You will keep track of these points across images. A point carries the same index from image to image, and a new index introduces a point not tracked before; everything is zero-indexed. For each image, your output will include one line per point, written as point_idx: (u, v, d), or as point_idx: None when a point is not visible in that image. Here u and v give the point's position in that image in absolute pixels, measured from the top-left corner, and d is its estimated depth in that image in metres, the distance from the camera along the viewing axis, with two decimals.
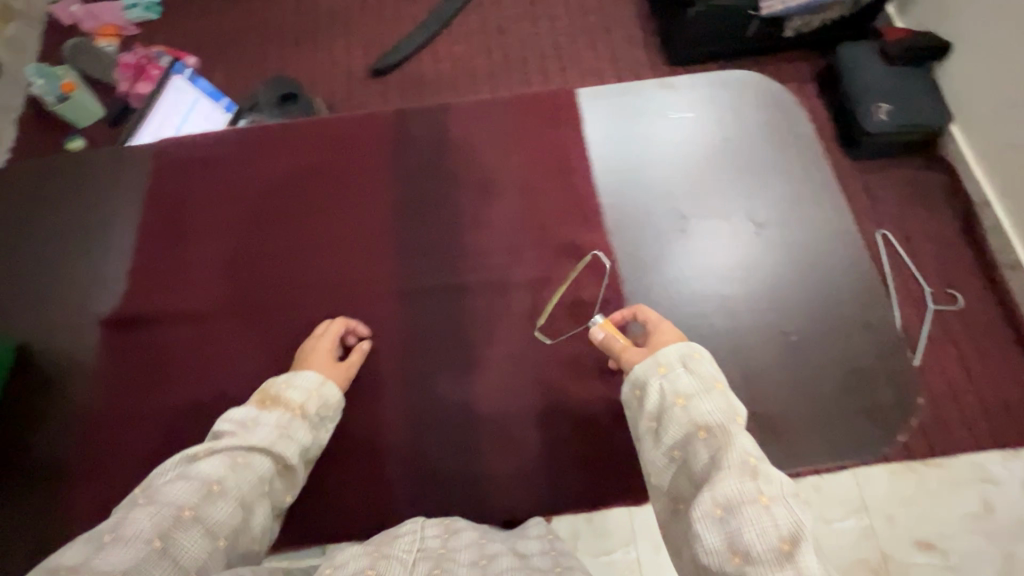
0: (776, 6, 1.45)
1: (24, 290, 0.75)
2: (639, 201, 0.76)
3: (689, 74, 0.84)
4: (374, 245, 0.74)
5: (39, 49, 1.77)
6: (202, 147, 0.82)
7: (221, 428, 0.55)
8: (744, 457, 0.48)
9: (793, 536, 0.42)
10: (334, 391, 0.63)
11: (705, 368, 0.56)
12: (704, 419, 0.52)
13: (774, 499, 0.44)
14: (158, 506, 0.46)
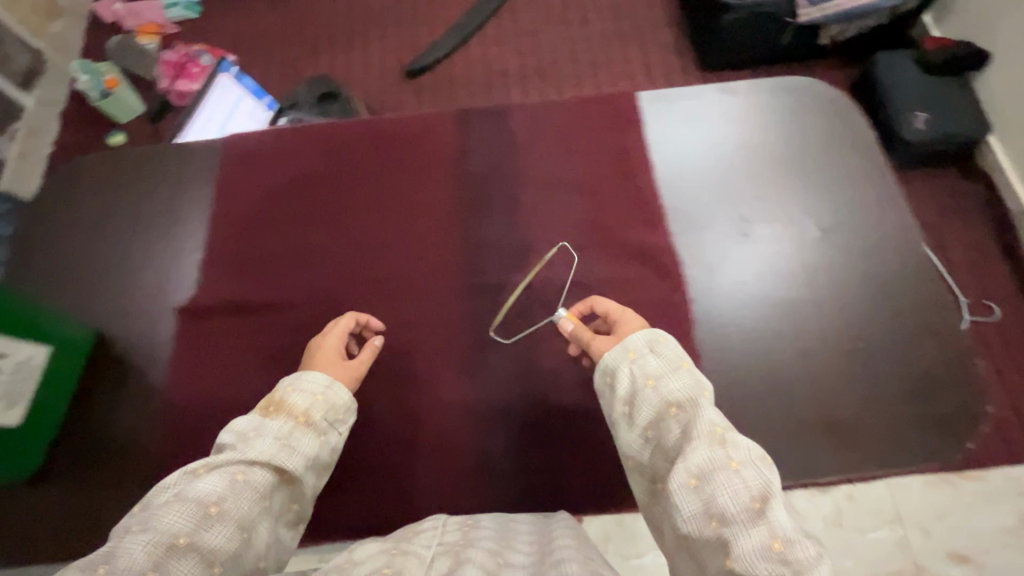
0: (814, 14, 1.45)
1: (100, 278, 0.76)
2: (704, 204, 0.77)
3: (749, 80, 0.85)
4: (440, 242, 0.77)
5: (82, 46, 1.80)
6: (268, 142, 0.84)
7: (224, 440, 0.54)
8: (712, 426, 0.50)
9: (762, 493, 0.45)
10: (341, 394, 0.60)
11: (668, 348, 0.57)
12: (674, 396, 0.53)
13: (743, 463, 0.47)
14: (149, 534, 0.45)
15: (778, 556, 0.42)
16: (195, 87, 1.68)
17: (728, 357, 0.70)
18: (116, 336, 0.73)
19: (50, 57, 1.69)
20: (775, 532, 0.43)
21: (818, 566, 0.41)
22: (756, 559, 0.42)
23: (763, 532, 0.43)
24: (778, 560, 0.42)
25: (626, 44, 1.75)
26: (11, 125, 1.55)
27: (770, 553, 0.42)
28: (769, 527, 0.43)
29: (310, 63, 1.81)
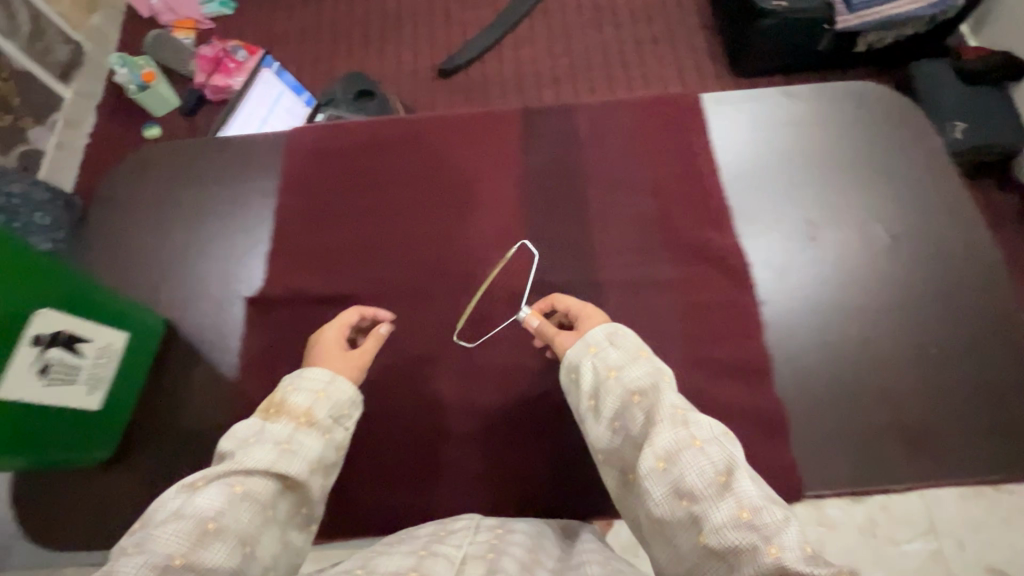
0: (851, 21, 1.40)
1: (167, 267, 0.77)
2: (770, 207, 0.77)
3: (810, 85, 0.85)
4: (505, 239, 0.77)
5: (118, 39, 1.81)
6: (332, 135, 0.84)
7: (225, 447, 0.51)
8: (673, 408, 0.49)
9: (727, 467, 0.45)
10: (343, 388, 0.58)
11: (627, 340, 0.57)
12: (636, 384, 0.53)
13: (706, 438, 0.47)
14: (145, 555, 0.42)
15: (746, 524, 0.42)
16: (232, 82, 1.68)
17: (798, 361, 0.69)
18: (183, 324, 0.73)
19: (89, 52, 1.73)
20: (742, 502, 0.43)
21: (785, 527, 0.41)
22: (728, 531, 0.42)
23: (731, 504, 0.43)
24: (748, 528, 0.42)
25: (660, 48, 1.75)
26: (51, 116, 1.61)
27: (738, 523, 0.42)
28: (737, 498, 0.43)
29: (343, 60, 1.81)
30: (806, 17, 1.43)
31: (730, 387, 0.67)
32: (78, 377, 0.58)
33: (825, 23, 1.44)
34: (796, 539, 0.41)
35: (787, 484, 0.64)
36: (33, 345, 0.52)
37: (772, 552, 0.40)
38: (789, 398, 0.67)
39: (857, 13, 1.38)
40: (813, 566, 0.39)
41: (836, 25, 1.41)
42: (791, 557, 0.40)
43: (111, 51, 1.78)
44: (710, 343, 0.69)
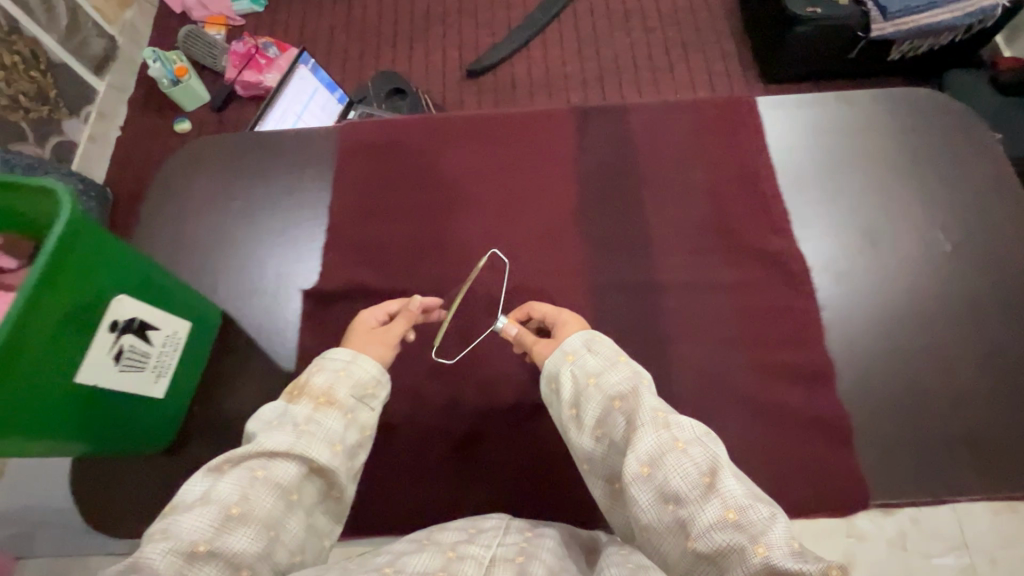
0: (887, 29, 1.38)
1: (221, 258, 0.77)
2: (830, 212, 0.77)
3: (867, 90, 0.84)
4: (560, 238, 0.76)
5: (151, 33, 1.83)
6: (387, 131, 0.85)
7: (254, 427, 0.53)
8: (653, 412, 0.50)
9: (710, 468, 0.46)
10: (366, 366, 0.58)
11: (605, 346, 0.57)
12: (616, 390, 0.53)
13: (688, 441, 0.48)
14: (171, 540, 0.43)
15: (733, 525, 0.43)
16: (263, 78, 1.69)
17: (863, 368, 0.68)
18: (237, 315, 0.73)
19: (122, 44, 1.71)
20: (727, 502, 0.44)
21: (771, 525, 0.43)
22: (715, 533, 0.44)
23: (716, 505, 0.44)
24: (735, 529, 0.43)
25: (692, 51, 1.73)
26: (84, 108, 1.58)
27: (726, 524, 0.43)
28: (722, 499, 0.44)
29: (371, 58, 1.81)
30: (842, 24, 1.41)
31: (791, 392, 0.67)
32: (147, 364, 0.59)
33: (858, 31, 1.42)
34: (783, 535, 0.42)
35: (852, 490, 0.63)
36: (110, 331, 0.53)
37: (759, 552, 0.41)
38: (854, 403, 0.66)
39: (893, 21, 1.36)
40: (799, 561, 0.41)
41: (870, 33, 1.39)
42: (778, 554, 0.41)
43: (143, 45, 1.79)
44: (770, 348, 0.69)
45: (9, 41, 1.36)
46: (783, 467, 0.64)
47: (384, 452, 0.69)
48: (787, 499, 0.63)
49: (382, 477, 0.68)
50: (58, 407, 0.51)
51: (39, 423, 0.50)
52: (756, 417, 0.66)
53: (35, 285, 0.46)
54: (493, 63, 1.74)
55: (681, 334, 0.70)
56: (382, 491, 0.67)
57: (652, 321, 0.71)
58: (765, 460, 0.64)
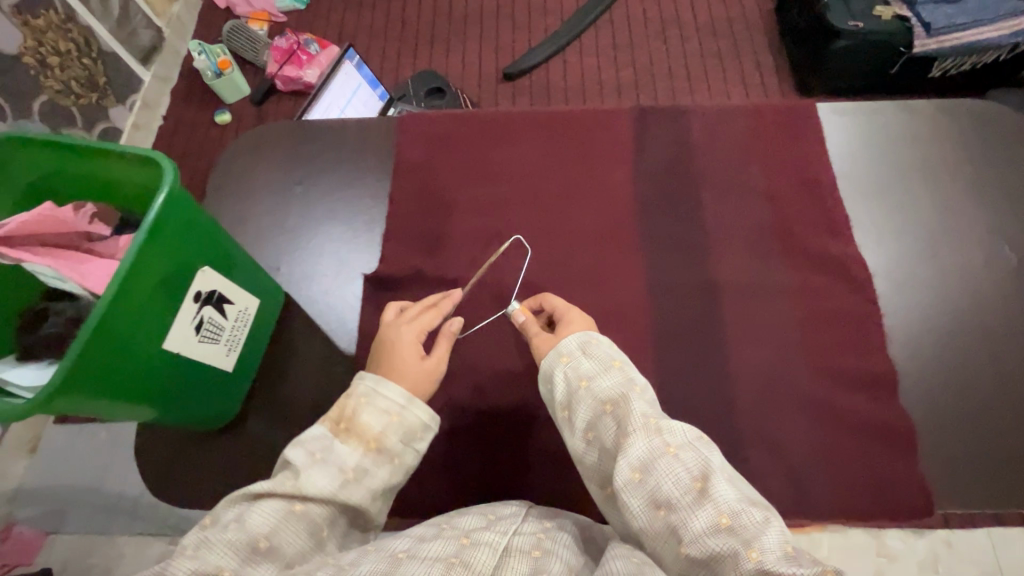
0: (930, 46, 1.35)
1: (283, 242, 0.78)
2: (891, 220, 0.77)
3: (928, 101, 0.84)
4: (619, 235, 0.76)
5: (195, 27, 1.86)
6: (447, 123, 0.86)
7: (294, 455, 0.50)
8: (645, 417, 0.50)
9: (702, 473, 0.46)
10: (418, 412, 0.55)
11: (600, 349, 0.56)
12: (607, 394, 0.53)
13: (681, 447, 0.47)
14: (198, 562, 0.41)
15: (726, 530, 0.43)
16: (303, 74, 1.71)
17: (924, 376, 0.68)
18: (299, 297, 0.75)
19: (168, 36, 1.74)
20: (720, 507, 0.44)
21: (765, 530, 0.42)
22: (707, 538, 0.43)
23: (709, 510, 0.44)
24: (727, 534, 0.43)
25: (730, 62, 1.72)
26: (130, 96, 1.60)
27: (718, 530, 0.43)
28: (715, 505, 0.44)
29: (408, 57, 1.82)
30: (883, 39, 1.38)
31: (853, 397, 0.66)
32: (221, 337, 0.60)
33: (900, 47, 1.39)
34: (778, 541, 0.41)
35: (919, 498, 0.62)
36: (194, 301, 0.55)
37: (753, 556, 0.40)
38: (918, 411, 0.66)
39: (936, 38, 1.33)
40: (794, 566, 0.40)
41: (913, 49, 1.36)
42: (771, 559, 0.40)
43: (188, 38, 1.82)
44: (831, 354, 0.69)
45: (65, 28, 1.38)
46: (845, 472, 0.64)
47: (444, 438, 0.69)
48: (850, 504, 0.62)
49: (441, 460, 0.68)
50: (147, 377, 0.52)
51: (131, 392, 0.51)
52: (817, 421, 0.65)
53: (136, 256, 0.48)
54: (531, 66, 1.74)
55: (741, 336, 0.70)
56: (442, 474, 0.67)
57: (710, 321, 0.71)
58: (825, 465, 0.64)
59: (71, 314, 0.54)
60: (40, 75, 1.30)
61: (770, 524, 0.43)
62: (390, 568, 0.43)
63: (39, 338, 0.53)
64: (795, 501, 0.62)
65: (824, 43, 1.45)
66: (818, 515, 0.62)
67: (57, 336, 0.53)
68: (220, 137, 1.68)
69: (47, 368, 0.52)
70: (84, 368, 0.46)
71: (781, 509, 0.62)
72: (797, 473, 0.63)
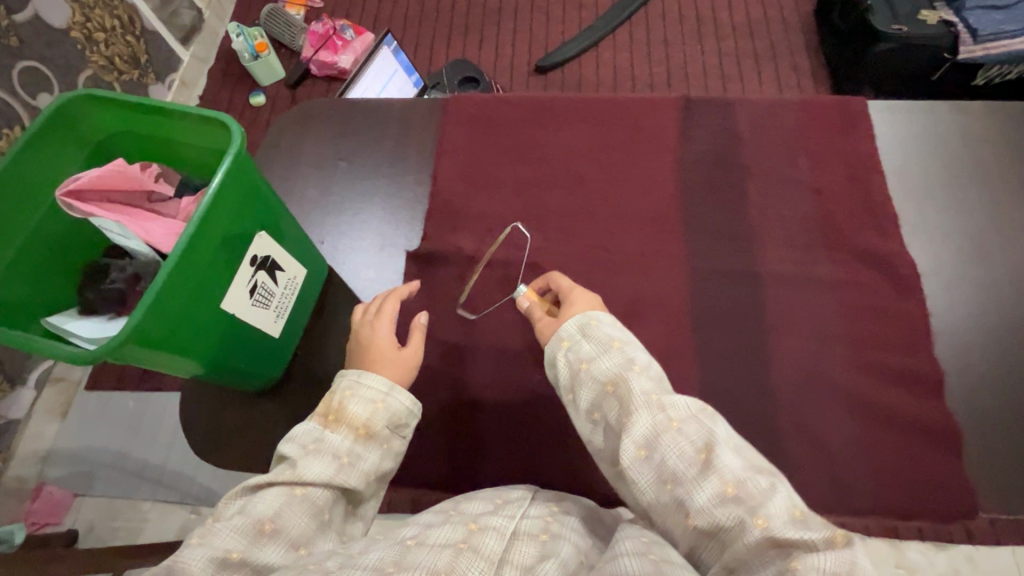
0: (975, 53, 1.32)
1: (328, 216, 0.80)
2: (938, 220, 0.76)
3: (980, 102, 0.82)
4: (660, 223, 0.76)
5: (234, 9, 1.88)
6: (491, 106, 0.86)
7: (286, 450, 0.51)
8: (646, 397, 0.49)
9: (705, 443, 0.46)
10: (401, 397, 0.56)
11: (600, 330, 0.56)
12: (607, 375, 0.52)
13: (686, 421, 0.47)
14: (206, 548, 0.43)
15: (733, 499, 0.43)
16: (338, 59, 1.72)
17: (969, 378, 0.67)
18: (340, 270, 0.76)
19: (207, 17, 1.76)
20: (726, 477, 0.44)
21: (770, 496, 0.43)
22: (715, 508, 0.44)
23: (714, 481, 0.44)
24: (733, 503, 0.43)
25: (768, 62, 1.69)
26: (169, 75, 1.62)
27: (725, 500, 0.43)
28: (719, 475, 0.44)
29: (441, 46, 1.82)
30: (926, 44, 1.35)
31: (897, 395, 0.65)
32: (271, 303, 0.62)
33: (945, 51, 1.35)
34: (783, 507, 0.42)
35: (966, 498, 0.61)
36: (250, 264, 0.57)
37: (759, 523, 0.42)
38: (963, 411, 0.65)
39: (983, 45, 1.30)
40: (801, 530, 0.41)
41: (958, 55, 1.33)
42: (778, 524, 0.41)
43: (226, 19, 1.85)
44: (875, 350, 0.68)
45: (111, 4, 1.39)
46: (884, 468, 0.63)
47: (480, 416, 0.69)
48: (890, 502, 0.61)
49: (476, 433, 0.68)
50: (202, 336, 0.54)
51: (189, 348, 0.53)
52: (856, 417, 0.65)
53: (204, 215, 0.49)
54: (564, 60, 1.73)
55: (782, 328, 0.69)
56: (477, 447, 0.68)
57: (752, 312, 0.70)
58: (867, 464, 0.63)
59: (132, 272, 0.55)
60: (86, 50, 1.32)
61: (774, 489, 0.44)
62: (398, 556, 0.42)
63: (101, 292, 0.54)
64: (833, 496, 0.62)
65: (864, 46, 1.42)
66: (857, 512, 0.61)
67: (120, 291, 0.54)
68: (254, 119, 1.70)
69: (108, 322, 0.53)
70: (148, 327, 0.47)
71: (819, 504, 0.62)
72: (835, 467, 0.63)
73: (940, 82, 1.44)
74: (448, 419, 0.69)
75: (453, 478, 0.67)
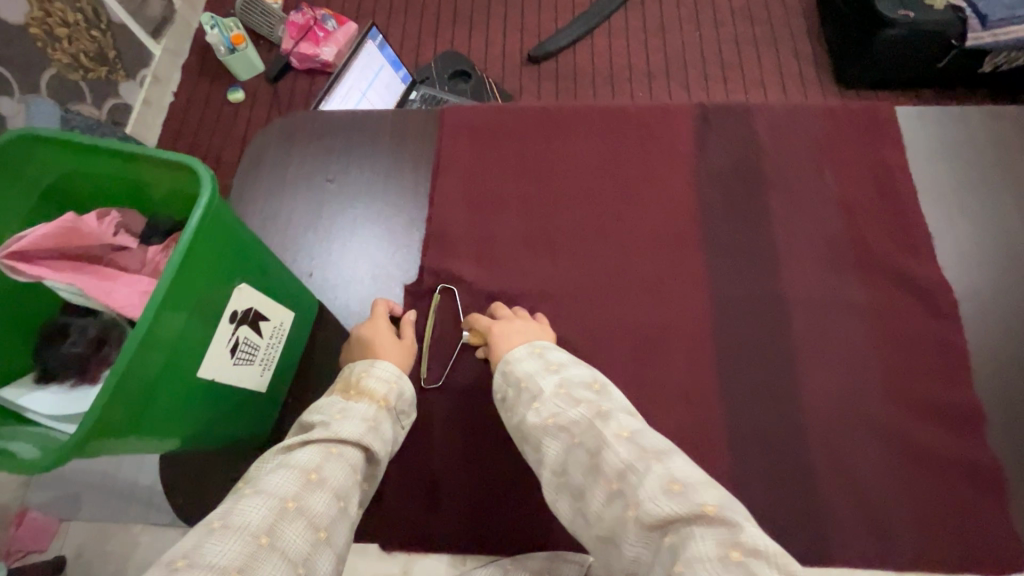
0: (984, 39, 1.24)
1: (318, 245, 0.73)
2: (973, 239, 0.71)
3: (1011, 110, 0.78)
4: (680, 247, 0.70)
5: None
6: (493, 116, 0.79)
7: (312, 419, 0.51)
8: (543, 422, 0.46)
9: (595, 447, 0.42)
10: (409, 385, 0.58)
11: (514, 369, 0.52)
12: (519, 412, 0.49)
13: (581, 433, 0.43)
14: (261, 497, 0.42)
15: (617, 494, 0.39)
16: (320, 51, 1.61)
17: (1009, 414, 0.63)
18: (332, 304, 0.70)
19: (179, 7, 1.64)
20: (610, 474, 0.40)
21: (647, 476, 0.38)
22: (607, 510, 0.39)
23: (602, 481, 0.40)
24: (617, 498, 0.39)
25: (777, 45, 1.59)
26: (140, 71, 1.51)
27: (611, 497, 0.39)
28: (603, 475, 0.40)
29: (429, 35, 1.71)
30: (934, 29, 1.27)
31: (938, 435, 0.61)
32: (256, 357, 0.56)
33: (953, 37, 1.27)
34: (655, 486, 0.37)
35: (1014, 550, 0.57)
36: (230, 321, 0.51)
37: (633, 514, 0.37)
38: (1004, 454, 0.61)
39: (992, 30, 1.22)
40: (671, 502, 0.36)
41: (966, 42, 1.25)
42: (648, 507, 0.37)
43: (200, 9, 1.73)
44: (915, 385, 0.63)
45: None
46: (930, 516, 0.58)
47: (494, 466, 0.62)
48: (937, 553, 0.57)
49: (489, 488, 0.61)
50: (184, 397, 0.48)
51: (166, 417, 0.47)
52: (897, 459, 0.60)
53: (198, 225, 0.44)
54: (558, 50, 1.63)
55: (813, 361, 0.64)
56: (489, 505, 0.61)
57: (783, 344, 0.65)
58: (911, 510, 0.59)
59: (94, 334, 0.49)
60: (47, 47, 1.22)
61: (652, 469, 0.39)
62: None
63: (57, 358, 0.48)
64: (876, 547, 0.57)
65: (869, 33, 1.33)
66: (902, 566, 0.57)
67: (79, 357, 0.48)
68: (233, 116, 1.59)
69: (69, 391, 0.47)
70: (120, 399, 0.41)
71: (863, 557, 0.57)
72: (876, 515, 0.58)
73: (946, 70, 1.37)
74: (456, 472, 0.62)
75: (465, 540, 0.60)
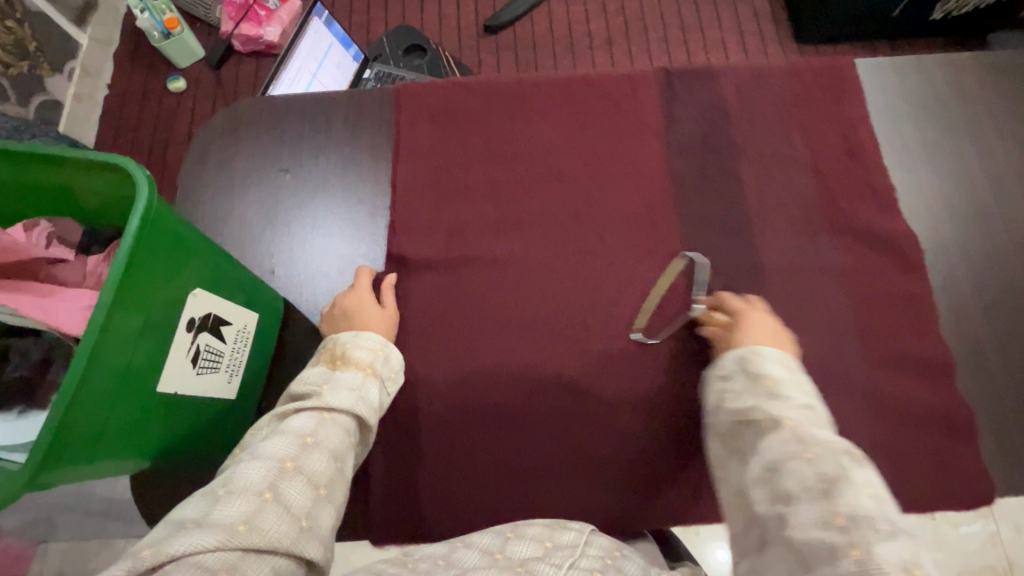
0: None
1: (278, 240, 0.69)
2: (933, 190, 0.73)
3: (965, 57, 0.79)
4: (655, 219, 0.69)
5: None
6: (452, 92, 0.75)
7: (298, 389, 0.51)
8: (778, 420, 0.46)
9: (832, 477, 0.41)
10: (397, 353, 0.58)
11: (757, 365, 0.51)
12: (744, 407, 0.49)
13: (819, 453, 0.42)
14: (259, 461, 0.42)
15: (838, 526, 0.38)
16: (264, 31, 1.51)
17: (973, 357, 0.65)
18: (298, 302, 0.67)
19: None
20: (837, 507, 0.39)
21: (881, 537, 0.37)
22: (813, 529, 0.39)
23: (823, 505, 0.40)
24: (837, 530, 0.38)
25: (735, 3, 1.57)
26: (67, 63, 1.40)
27: (828, 525, 0.39)
28: (831, 501, 0.39)
29: (378, 10, 1.62)
30: None
31: (913, 386, 0.63)
32: (222, 363, 0.53)
33: None
34: (891, 546, 0.37)
35: (984, 484, 0.60)
36: (189, 329, 0.48)
37: (856, 553, 0.37)
38: (969, 394, 0.64)
39: None
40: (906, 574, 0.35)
41: None
42: (877, 561, 0.36)
43: None
44: (886, 338, 0.65)
45: None
46: (906, 461, 0.61)
47: (483, 453, 0.61)
48: (912, 494, 0.60)
49: (478, 472, 0.61)
50: (137, 420, 0.44)
51: (117, 442, 0.43)
52: (872, 410, 0.62)
53: (150, 200, 0.41)
54: (516, 17, 1.55)
55: (791, 322, 0.65)
56: (481, 491, 0.60)
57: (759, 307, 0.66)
58: (892, 460, 0.61)
59: (39, 355, 0.46)
60: None
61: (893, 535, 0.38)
62: None
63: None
64: None
65: None
66: None
67: (23, 382, 0.45)
68: (177, 107, 1.49)
69: (16, 419, 0.43)
70: (87, 395, 0.38)
71: None
72: None
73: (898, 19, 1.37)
74: (445, 459, 0.61)
75: (462, 527, 0.59)
